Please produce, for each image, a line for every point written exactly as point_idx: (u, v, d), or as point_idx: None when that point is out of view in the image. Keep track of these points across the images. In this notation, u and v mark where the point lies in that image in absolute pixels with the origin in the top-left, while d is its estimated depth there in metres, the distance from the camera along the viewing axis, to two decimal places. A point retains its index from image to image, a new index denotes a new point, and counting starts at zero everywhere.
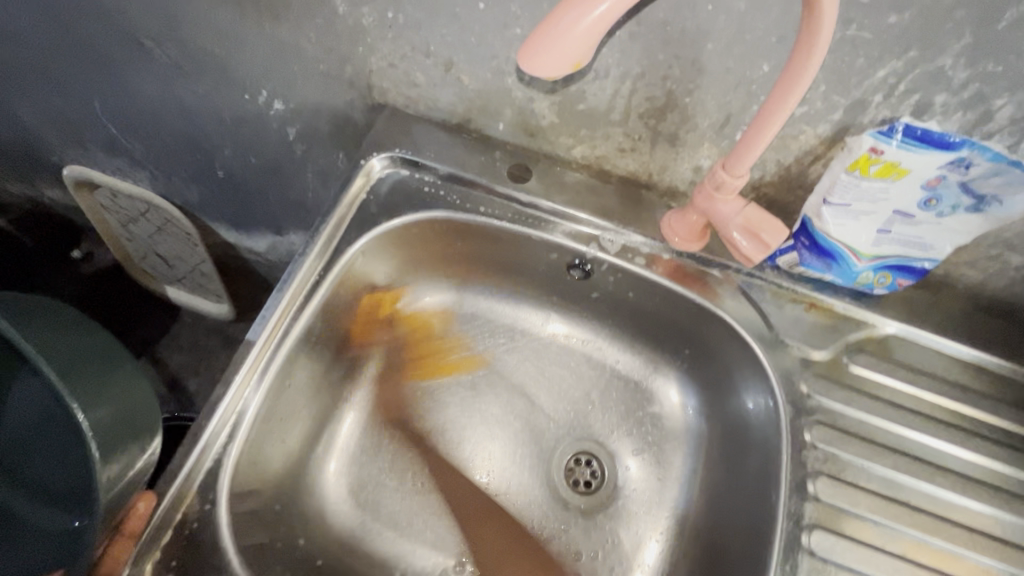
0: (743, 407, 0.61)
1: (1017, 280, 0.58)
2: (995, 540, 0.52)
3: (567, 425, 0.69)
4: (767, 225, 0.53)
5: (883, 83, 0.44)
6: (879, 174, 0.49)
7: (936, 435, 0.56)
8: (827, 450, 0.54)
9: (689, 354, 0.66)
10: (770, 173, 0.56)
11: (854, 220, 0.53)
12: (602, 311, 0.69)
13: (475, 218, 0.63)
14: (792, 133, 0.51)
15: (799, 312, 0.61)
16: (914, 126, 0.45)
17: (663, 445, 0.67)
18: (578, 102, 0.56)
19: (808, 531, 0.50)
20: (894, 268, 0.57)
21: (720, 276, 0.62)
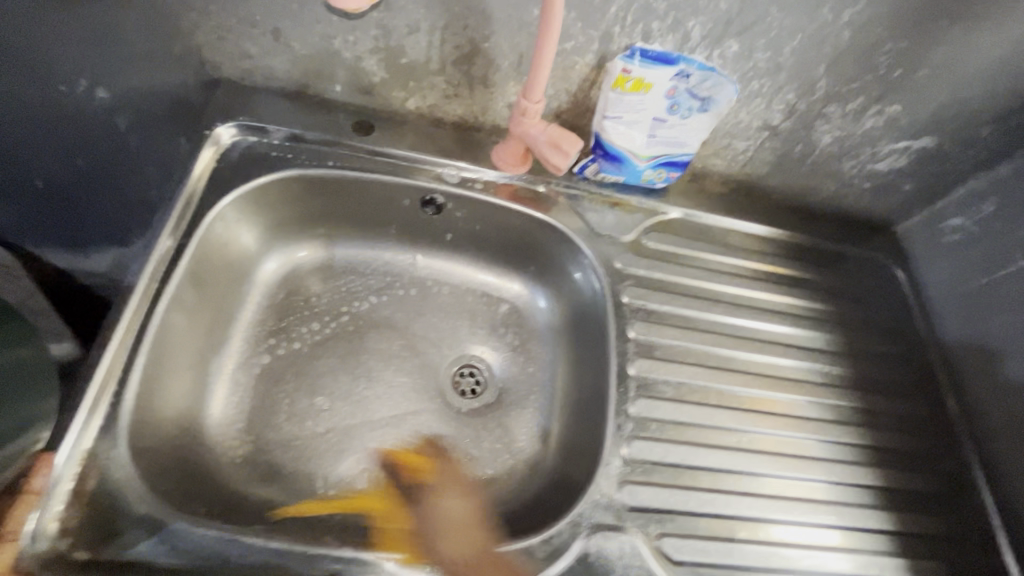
0: (580, 291, 0.76)
1: (746, 163, 0.79)
2: (759, 342, 0.73)
3: (448, 344, 0.79)
4: (566, 137, 0.67)
5: (616, 16, 0.60)
6: (634, 88, 0.66)
7: (712, 280, 0.76)
8: (639, 303, 0.70)
9: (535, 263, 0.80)
10: (563, 101, 0.71)
11: (628, 128, 0.70)
12: (458, 241, 0.80)
13: (328, 171, 0.70)
14: (569, 64, 0.65)
15: (607, 210, 0.77)
16: (645, 48, 0.62)
17: (529, 342, 0.80)
18: (400, 57, 0.66)
19: (632, 362, 0.66)
20: (666, 165, 0.76)
21: (545, 192, 0.76)
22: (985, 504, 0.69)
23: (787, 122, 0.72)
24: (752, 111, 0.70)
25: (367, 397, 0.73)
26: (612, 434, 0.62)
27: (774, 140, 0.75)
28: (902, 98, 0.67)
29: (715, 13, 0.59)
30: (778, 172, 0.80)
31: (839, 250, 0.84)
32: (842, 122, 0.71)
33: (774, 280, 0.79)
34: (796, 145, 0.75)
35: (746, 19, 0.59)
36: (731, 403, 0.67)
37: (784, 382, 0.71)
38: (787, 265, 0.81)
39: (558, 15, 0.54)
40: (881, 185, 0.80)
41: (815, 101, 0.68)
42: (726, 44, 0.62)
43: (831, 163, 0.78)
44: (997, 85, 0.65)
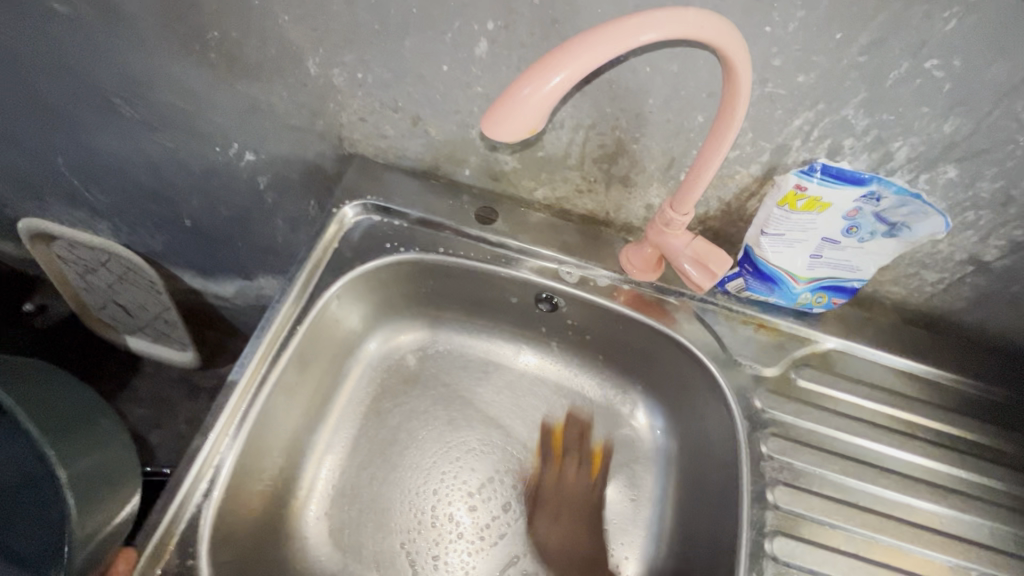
0: (705, 425, 0.65)
1: (934, 295, 0.65)
2: (938, 534, 0.57)
3: (544, 453, 0.71)
4: (713, 254, 0.58)
5: (799, 130, 0.50)
6: (806, 208, 0.55)
7: (879, 439, 0.61)
8: (782, 461, 0.58)
9: (652, 378, 0.70)
10: (712, 208, 0.62)
11: (789, 248, 0.59)
12: (570, 341, 0.73)
13: (446, 259, 0.67)
14: (728, 173, 0.57)
15: (749, 332, 0.66)
16: (830, 165, 0.52)
17: (635, 466, 0.70)
18: (536, 150, 0.62)
19: (770, 539, 0.54)
20: (829, 289, 0.64)
21: (676, 303, 0.67)
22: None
23: (1005, 259, 0.57)
24: (957, 242, 0.57)
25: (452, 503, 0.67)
26: None
27: (982, 277, 0.60)
28: None
29: (933, 135, 0.47)
30: (977, 309, 0.64)
31: None
32: None
33: (960, 448, 0.63)
34: (1013, 285, 0.59)
35: (978, 144, 0.47)
36: None
37: None
38: (981, 428, 0.64)
39: (735, 130, 0.45)
40: None
41: None
42: (940, 168, 0.50)
43: None
44: None
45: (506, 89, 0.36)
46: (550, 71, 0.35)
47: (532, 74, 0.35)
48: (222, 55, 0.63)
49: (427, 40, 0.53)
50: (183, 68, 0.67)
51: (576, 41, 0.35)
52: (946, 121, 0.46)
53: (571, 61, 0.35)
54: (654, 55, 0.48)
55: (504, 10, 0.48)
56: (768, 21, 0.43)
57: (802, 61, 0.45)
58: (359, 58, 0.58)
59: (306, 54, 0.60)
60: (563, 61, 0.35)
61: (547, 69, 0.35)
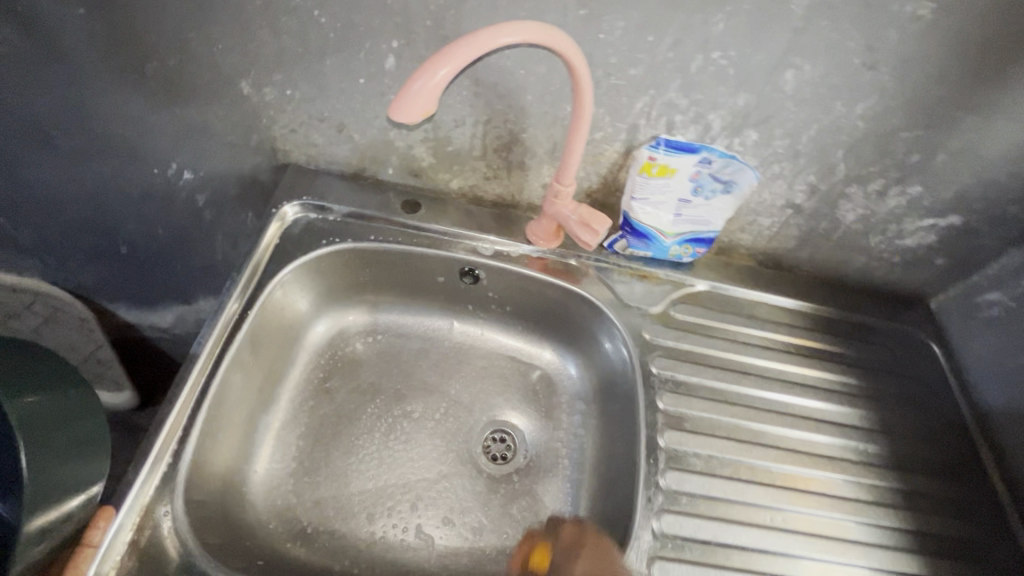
0: (610, 360, 0.79)
1: (772, 239, 0.82)
2: (788, 416, 0.73)
3: (481, 407, 0.82)
4: (595, 217, 0.72)
5: (642, 111, 0.66)
6: (660, 173, 0.71)
7: (741, 352, 0.77)
8: (667, 373, 0.73)
9: (566, 332, 0.83)
10: (594, 182, 0.76)
11: (654, 208, 0.75)
12: (495, 309, 0.84)
13: (378, 245, 0.77)
14: (599, 151, 0.72)
15: (636, 281, 0.81)
16: (669, 138, 0.68)
17: (559, 408, 0.82)
18: (446, 145, 0.74)
19: (662, 433, 0.67)
20: (692, 241, 0.80)
21: (577, 264, 0.81)
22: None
23: (810, 201, 0.75)
24: (774, 191, 0.74)
25: (404, 458, 0.76)
26: (642, 507, 0.62)
27: (799, 218, 0.78)
28: (924, 180, 0.69)
29: (733, 107, 0.64)
30: (804, 246, 0.83)
31: (870, 322, 0.85)
32: (865, 201, 0.74)
33: (803, 353, 0.80)
34: (821, 221, 0.78)
35: (764, 112, 0.64)
36: (764, 478, 0.67)
37: (818, 460, 0.70)
38: (817, 337, 0.82)
39: (588, 112, 0.60)
40: (912, 259, 0.82)
41: (835, 181, 0.72)
42: (745, 133, 0.67)
43: (857, 239, 0.80)
44: (1020, 168, 0.67)
45: (404, 84, 0.48)
46: (434, 68, 0.48)
47: (422, 71, 0.48)
48: (160, 83, 0.72)
49: (344, 59, 0.65)
50: (122, 97, 0.74)
51: (453, 46, 0.48)
52: (739, 96, 0.63)
53: (449, 60, 0.48)
54: (525, 60, 0.62)
55: (404, 31, 0.61)
56: (600, 30, 0.58)
57: (630, 59, 0.60)
58: (287, 77, 0.68)
59: (239, 77, 0.69)
60: (444, 60, 0.48)
61: (432, 67, 0.48)
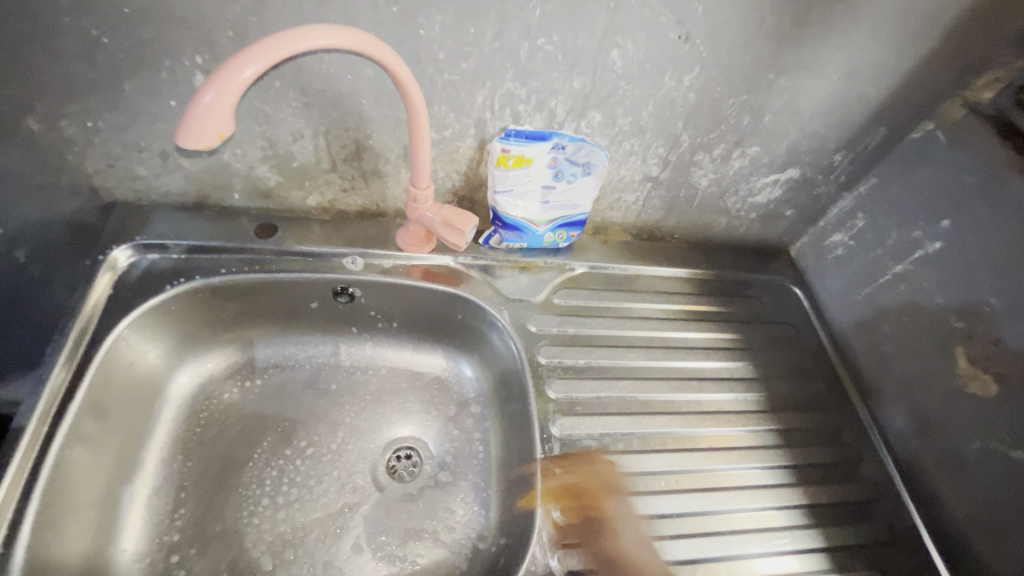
0: (499, 356, 0.78)
1: (640, 212, 0.85)
2: (676, 379, 0.76)
3: (380, 426, 0.79)
4: (458, 217, 0.70)
5: (484, 104, 0.65)
6: (516, 164, 0.70)
7: (626, 326, 0.79)
8: (555, 360, 0.74)
9: (456, 334, 0.81)
10: (456, 180, 0.75)
11: (519, 199, 0.75)
12: (380, 324, 0.81)
13: (235, 277, 0.71)
14: (452, 149, 0.70)
15: (517, 274, 0.81)
16: (517, 129, 0.68)
17: (461, 413, 0.80)
18: (290, 161, 0.69)
19: (555, 422, 0.69)
20: (564, 226, 0.80)
21: (455, 265, 0.79)
22: (912, 519, 0.72)
23: (665, 172, 0.78)
24: (630, 167, 0.76)
25: (302, 497, 0.71)
26: (541, 498, 0.63)
27: (659, 189, 0.81)
28: (759, 140, 0.74)
29: (572, 91, 0.64)
30: (671, 215, 0.86)
31: (739, 278, 0.91)
32: (713, 166, 0.77)
33: (684, 317, 0.84)
34: (680, 190, 0.81)
35: (601, 93, 0.65)
36: (655, 446, 0.69)
37: (707, 417, 0.74)
38: (695, 299, 0.86)
39: (420, 110, 0.58)
40: (766, 213, 0.88)
41: (682, 151, 0.75)
42: (589, 114, 0.68)
43: (716, 201, 0.84)
44: (835, 119, 0.73)
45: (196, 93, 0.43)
46: (238, 67, 0.44)
47: (221, 74, 0.43)
48: None
49: (146, 80, 0.58)
50: None
51: (256, 45, 0.45)
52: (574, 80, 0.63)
53: (253, 60, 0.44)
54: (349, 63, 0.59)
55: (207, 45, 0.56)
56: (419, 26, 0.56)
57: (458, 53, 0.59)
58: (84, 107, 0.60)
59: (23, 113, 0.60)
60: (248, 60, 0.44)
61: (235, 67, 0.44)
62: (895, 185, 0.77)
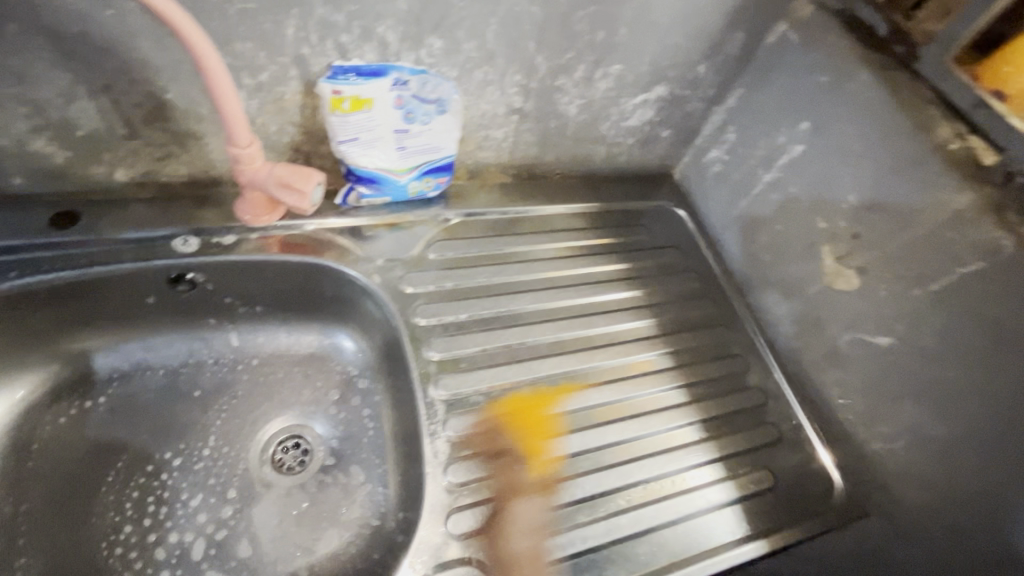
0: (376, 323, 0.72)
1: (514, 149, 0.79)
2: (564, 317, 0.74)
3: (260, 418, 0.72)
4: (295, 173, 0.61)
5: (298, 38, 0.55)
6: (355, 108, 0.62)
7: (510, 272, 0.76)
8: (433, 318, 0.69)
9: (330, 307, 0.74)
10: (294, 134, 0.65)
11: (370, 147, 0.67)
12: (241, 309, 0.72)
13: (33, 280, 0.60)
14: (277, 96, 0.60)
15: (386, 232, 0.74)
16: (345, 65, 0.59)
17: (349, 390, 0.75)
18: (73, 131, 0.57)
19: (436, 384, 0.64)
20: (431, 173, 0.73)
21: (313, 231, 0.71)
22: (798, 419, 0.72)
23: (529, 102, 0.72)
24: (490, 99, 0.70)
25: (174, 512, 0.64)
26: (429, 461, 0.59)
27: (527, 121, 0.75)
28: (619, 56, 0.69)
29: (399, 14, 0.56)
30: (547, 149, 0.81)
31: (627, 207, 0.89)
32: (578, 90, 0.72)
33: (571, 254, 0.81)
34: (549, 120, 0.76)
35: (434, 14, 0.57)
36: (546, 389, 0.66)
37: (598, 350, 0.72)
38: (581, 234, 0.83)
39: (198, 40, 0.48)
40: (643, 137, 0.85)
41: (542, 76, 0.69)
42: (428, 41, 0.60)
43: (590, 129, 0.80)
44: (693, 27, 0.69)
45: None
46: None
47: None
48: None
49: None
50: None
51: None
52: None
53: None
54: None
55: None
56: None
57: None
58: None
59: None
60: None
61: None
62: (759, 92, 0.76)
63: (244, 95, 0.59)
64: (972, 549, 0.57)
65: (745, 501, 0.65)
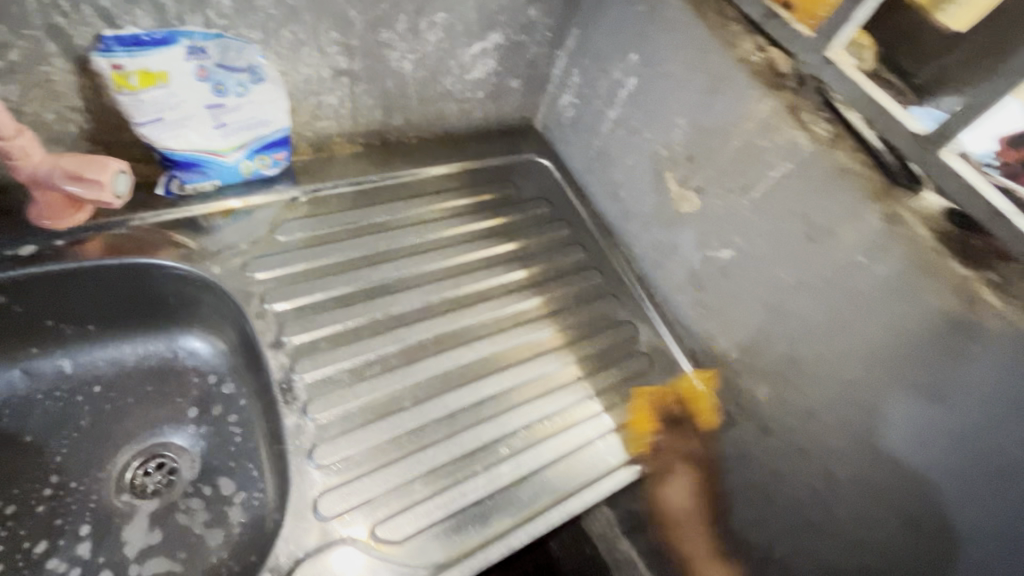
0: (227, 319, 0.67)
1: (355, 117, 0.75)
2: (430, 280, 0.72)
3: (113, 444, 0.65)
4: (86, 163, 0.55)
5: (44, 5, 0.48)
6: (146, 83, 0.55)
7: (369, 243, 0.72)
8: (283, 303, 0.64)
9: (174, 310, 0.68)
10: (80, 122, 0.58)
11: (182, 128, 0.60)
12: (68, 330, 0.64)
13: None
14: (42, 78, 0.52)
15: (222, 220, 0.67)
16: (118, 35, 0.52)
17: (214, 396, 0.70)
18: None
19: (293, 370, 0.60)
20: (265, 150, 0.67)
21: (134, 228, 0.63)
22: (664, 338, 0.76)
23: (356, 62, 0.68)
24: (309, 62, 0.65)
25: (20, 564, 0.56)
26: (292, 449, 0.56)
27: (360, 84, 0.71)
28: (440, 4, 0.67)
29: None
30: (393, 113, 0.78)
31: (492, 164, 0.87)
32: (407, 44, 0.69)
33: (434, 216, 0.78)
34: (385, 81, 0.72)
35: None
36: (413, 356, 0.65)
37: (468, 309, 0.71)
38: (444, 195, 0.81)
39: None
40: (492, 90, 0.83)
41: (362, 32, 0.65)
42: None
43: (433, 87, 0.77)
44: None
45: None
46: None
47: None
48: None
49: None
50: None
51: None
52: None
53: None
54: None
55: None
56: None
57: None
58: None
59: None
60: None
61: None
62: (592, 31, 0.76)
63: None
64: (819, 430, 0.61)
65: (620, 430, 0.67)
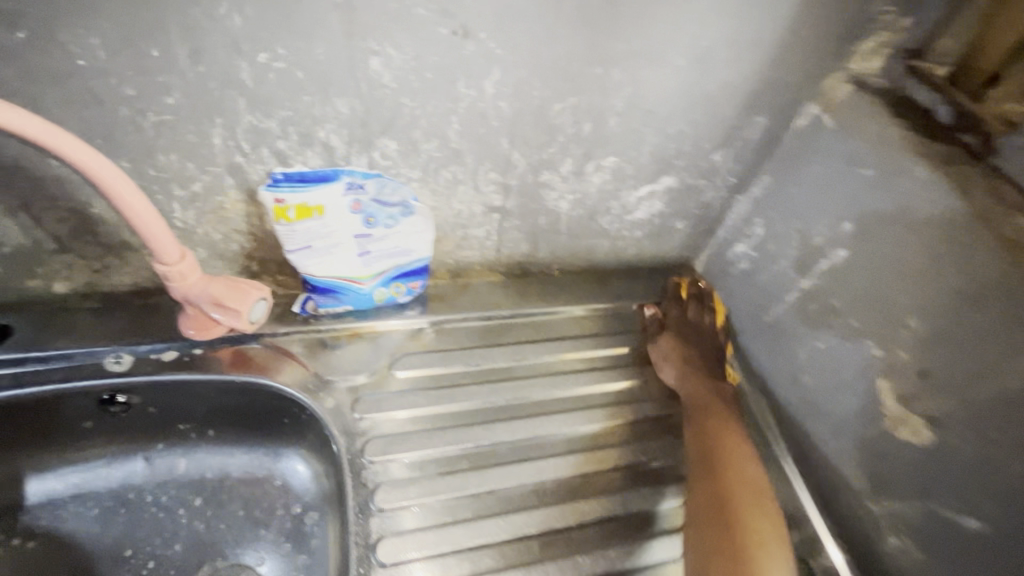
0: (330, 451, 0.63)
1: (500, 247, 0.69)
2: (546, 457, 0.63)
3: (199, 560, 0.62)
4: (231, 292, 0.56)
5: (227, 146, 0.49)
6: (303, 216, 0.54)
7: (487, 395, 0.65)
8: (383, 459, 0.59)
9: (282, 427, 0.65)
10: (242, 242, 0.59)
11: (327, 256, 0.59)
12: (192, 434, 0.65)
13: None
14: (216, 205, 0.54)
15: (345, 345, 0.64)
16: (288, 172, 0.52)
17: (300, 525, 0.65)
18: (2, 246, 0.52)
19: (375, 548, 0.55)
20: (400, 278, 0.64)
21: (266, 345, 0.62)
22: None
23: (510, 200, 0.63)
24: (462, 199, 0.61)
25: None
26: None
27: (510, 219, 0.65)
28: (611, 148, 0.59)
29: (339, 117, 0.49)
30: (539, 245, 0.70)
31: (641, 309, 0.75)
32: (567, 185, 0.63)
33: (566, 368, 0.69)
34: (537, 217, 0.66)
35: (382, 116, 0.50)
36: (509, 559, 0.57)
37: (589, 501, 0.61)
38: (581, 342, 0.71)
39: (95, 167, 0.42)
40: (654, 230, 0.72)
41: (522, 173, 0.60)
42: (379, 143, 0.52)
43: (588, 224, 0.69)
44: (700, 113, 0.58)
45: None
46: None
47: None
48: None
49: None
50: None
51: None
52: (335, 103, 0.48)
53: None
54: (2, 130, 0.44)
55: None
56: (74, 55, 0.40)
57: (152, 85, 0.43)
58: None
59: None
60: None
61: None
62: (792, 183, 0.63)
63: (179, 207, 0.53)
64: None
65: None
